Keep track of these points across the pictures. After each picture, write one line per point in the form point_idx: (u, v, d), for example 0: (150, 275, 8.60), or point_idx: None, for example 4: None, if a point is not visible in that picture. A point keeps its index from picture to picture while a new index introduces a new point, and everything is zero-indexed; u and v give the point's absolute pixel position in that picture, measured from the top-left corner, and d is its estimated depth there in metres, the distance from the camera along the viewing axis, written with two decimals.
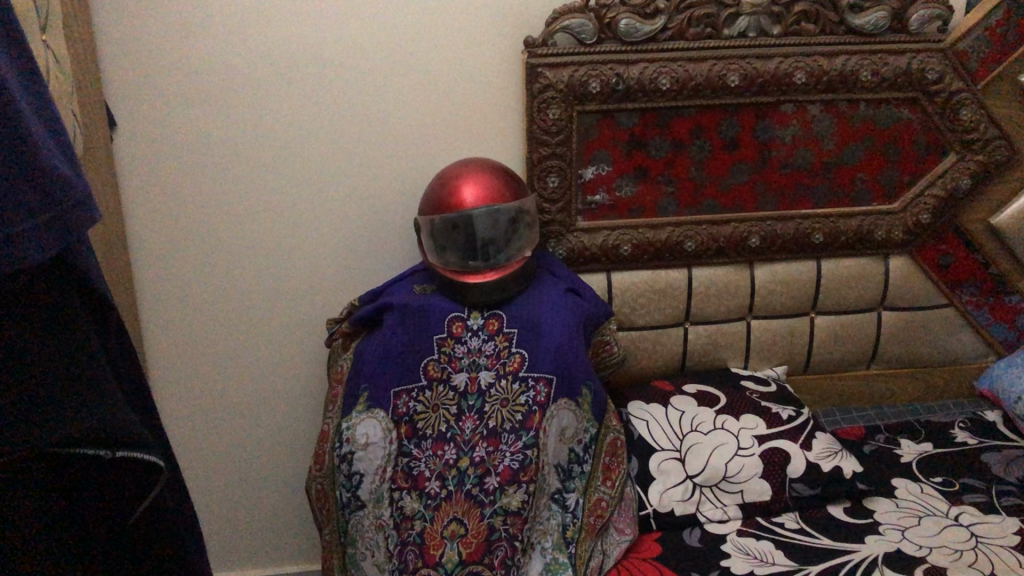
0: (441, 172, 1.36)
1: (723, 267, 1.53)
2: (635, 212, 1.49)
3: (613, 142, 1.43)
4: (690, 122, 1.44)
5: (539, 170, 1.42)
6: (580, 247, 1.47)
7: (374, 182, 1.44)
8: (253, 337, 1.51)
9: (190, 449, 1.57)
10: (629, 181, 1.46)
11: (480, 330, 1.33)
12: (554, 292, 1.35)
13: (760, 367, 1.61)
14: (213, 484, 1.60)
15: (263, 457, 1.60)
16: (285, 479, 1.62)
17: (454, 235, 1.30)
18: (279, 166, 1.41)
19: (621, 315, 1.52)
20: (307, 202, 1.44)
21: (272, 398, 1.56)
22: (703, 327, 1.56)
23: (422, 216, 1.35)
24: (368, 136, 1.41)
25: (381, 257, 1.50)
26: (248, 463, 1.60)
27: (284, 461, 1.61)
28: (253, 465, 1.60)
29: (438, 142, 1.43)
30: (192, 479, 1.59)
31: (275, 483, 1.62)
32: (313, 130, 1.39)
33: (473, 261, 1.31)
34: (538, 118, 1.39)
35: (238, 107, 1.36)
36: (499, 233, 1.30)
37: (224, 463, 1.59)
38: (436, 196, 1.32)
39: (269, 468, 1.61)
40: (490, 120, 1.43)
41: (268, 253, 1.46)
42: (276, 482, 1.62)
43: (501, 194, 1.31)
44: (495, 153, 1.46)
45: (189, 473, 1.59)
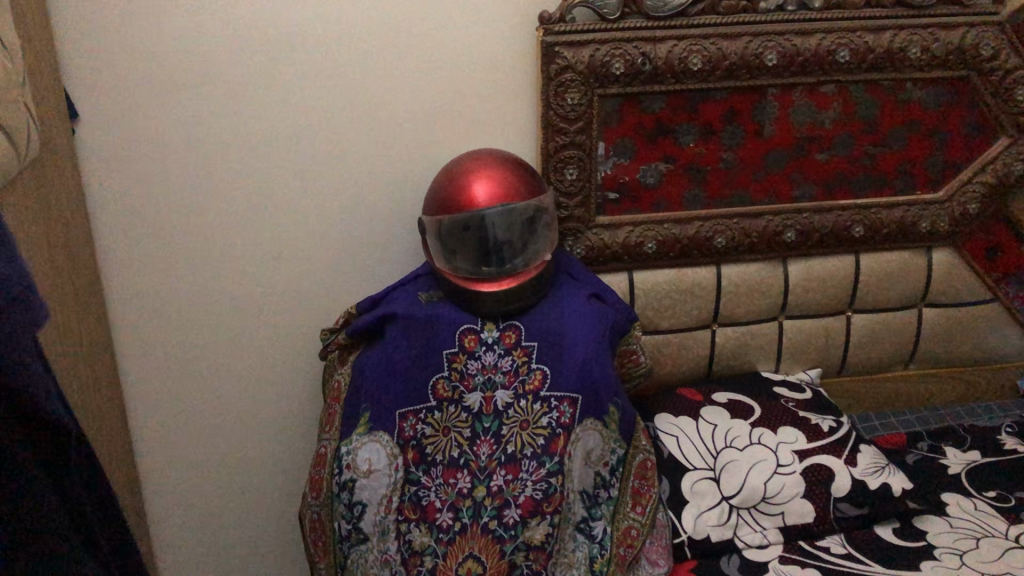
0: (448, 165, 1.22)
1: (754, 263, 1.40)
2: (660, 205, 1.35)
3: (638, 129, 1.29)
4: (722, 106, 1.30)
5: (556, 161, 1.28)
6: (600, 245, 1.33)
7: (371, 177, 1.29)
8: (238, 350, 1.36)
9: (169, 473, 1.42)
10: (654, 172, 1.33)
11: (495, 344, 1.19)
12: (576, 300, 1.21)
13: (792, 371, 1.48)
14: (194, 511, 1.46)
15: (250, 479, 1.45)
16: (274, 503, 1.47)
17: (465, 238, 1.16)
18: (265, 162, 1.25)
19: (644, 317, 1.39)
20: (297, 200, 1.29)
21: (259, 416, 1.41)
22: (732, 330, 1.43)
23: (428, 217, 1.21)
24: (364, 126, 1.25)
25: (378, 260, 1.35)
26: (233, 486, 1.45)
27: (274, 482, 1.46)
28: (238, 488, 1.45)
29: (442, 132, 1.28)
30: (172, 504, 1.44)
31: (263, 507, 1.47)
32: (304, 121, 1.24)
33: (487, 267, 1.16)
34: (554, 103, 1.25)
35: (220, 97, 1.21)
36: (515, 236, 1.16)
37: (206, 486, 1.44)
38: (444, 194, 1.18)
39: (255, 492, 1.46)
40: (500, 106, 1.28)
41: (253, 257, 1.31)
42: (265, 507, 1.47)
43: (516, 191, 1.17)
44: (506, 142, 1.31)
45: (168, 500, 1.44)
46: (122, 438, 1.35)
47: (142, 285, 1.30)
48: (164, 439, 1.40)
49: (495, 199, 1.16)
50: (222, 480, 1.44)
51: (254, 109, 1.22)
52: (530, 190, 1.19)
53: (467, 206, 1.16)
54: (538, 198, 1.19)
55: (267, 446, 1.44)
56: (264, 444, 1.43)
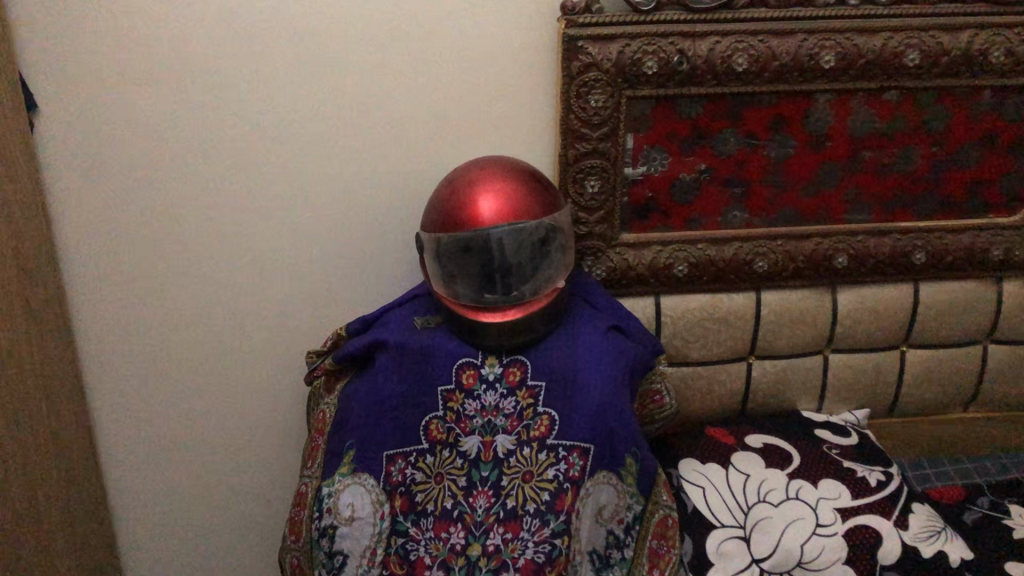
0: (451, 174, 1.07)
1: (798, 290, 1.24)
2: (694, 222, 1.19)
3: (671, 136, 1.13)
4: (769, 112, 1.14)
5: (576, 171, 1.12)
6: (623, 266, 1.17)
7: (367, 183, 1.14)
8: (217, 367, 1.24)
9: (142, 497, 1.30)
10: (689, 185, 1.16)
11: (498, 382, 1.04)
12: (593, 333, 1.06)
13: (837, 411, 1.32)
14: (171, 538, 1.34)
15: (231, 506, 1.33)
16: (256, 534, 1.35)
17: (466, 261, 1.01)
18: (252, 163, 1.12)
19: (671, 348, 1.23)
20: (285, 207, 1.15)
21: (242, 440, 1.29)
22: (770, 363, 1.27)
23: (426, 234, 1.06)
24: (361, 126, 1.11)
25: (375, 276, 1.20)
26: (213, 513, 1.33)
27: (257, 511, 1.33)
28: (218, 515, 1.33)
29: (448, 136, 1.13)
30: (146, 529, 1.33)
31: (246, 535, 1.35)
32: (293, 119, 1.10)
33: (490, 294, 1.01)
34: (576, 105, 1.09)
35: (199, 90, 1.08)
36: (524, 259, 1.01)
37: (182, 513, 1.32)
38: (444, 209, 1.04)
39: (237, 519, 1.34)
40: (515, 107, 1.12)
41: (236, 268, 1.18)
42: (246, 536, 1.35)
43: (526, 207, 1.02)
44: (522, 149, 1.15)
45: (142, 525, 1.32)
46: (89, 460, 1.23)
47: (113, 293, 1.18)
48: (138, 462, 1.28)
49: (503, 216, 1.01)
50: (201, 507, 1.32)
51: (238, 104, 1.09)
52: (544, 206, 1.04)
53: (470, 222, 1.01)
54: (553, 216, 1.04)
55: (250, 472, 1.31)
56: (248, 469, 1.31)
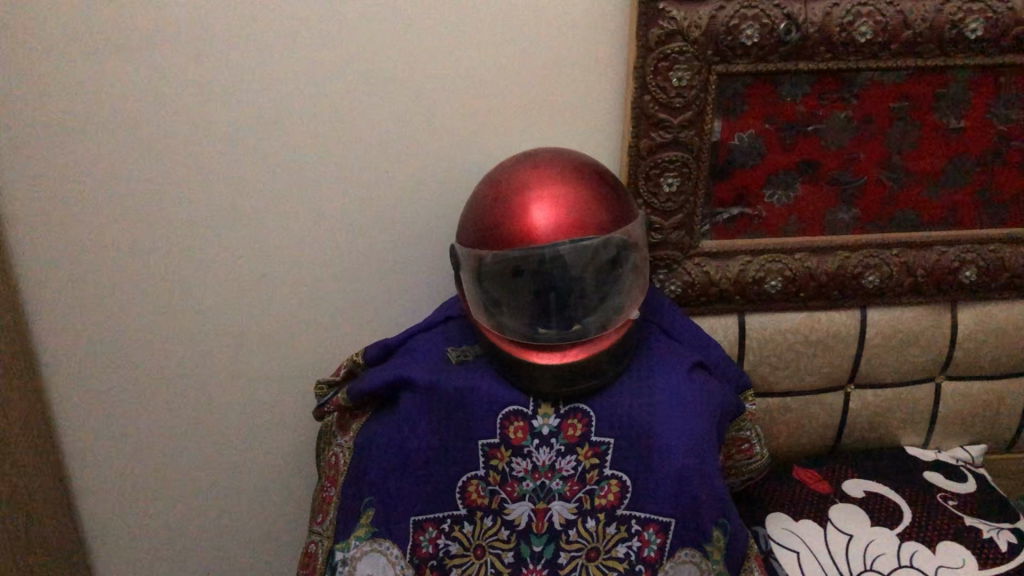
0: (495, 172, 0.86)
1: (913, 308, 1.02)
2: (791, 225, 0.97)
3: (770, 122, 0.90)
4: (894, 93, 0.91)
5: (650, 166, 0.90)
6: (703, 280, 0.96)
7: (391, 173, 0.94)
8: (213, 382, 1.06)
9: (128, 525, 1.13)
10: (787, 182, 0.94)
11: (554, 437, 0.82)
12: (676, 376, 0.84)
13: (946, 447, 1.11)
14: (165, 566, 1.17)
15: (234, 532, 1.16)
16: (259, 558, 1.19)
17: (515, 286, 0.80)
18: (251, 148, 0.92)
19: (757, 376, 1.02)
20: (291, 201, 0.95)
21: (242, 459, 1.11)
22: (873, 393, 1.06)
23: (465, 247, 0.85)
24: (384, 105, 0.90)
25: (398, 280, 1.01)
26: (213, 539, 1.16)
27: (264, 537, 1.17)
28: (216, 539, 1.16)
29: (490, 117, 0.92)
30: (135, 558, 1.16)
31: (251, 562, 1.19)
32: (301, 97, 0.90)
33: (545, 329, 0.80)
34: (655, 85, 0.86)
35: (187, 61, 0.87)
36: (588, 285, 0.79)
37: (177, 540, 1.16)
38: (488, 218, 0.82)
39: (240, 545, 1.17)
40: (575, 83, 0.91)
41: (232, 270, 0.99)
42: (248, 561, 1.19)
43: (591, 220, 0.80)
44: (582, 136, 0.94)
45: (131, 554, 1.16)
46: (58, 490, 1.05)
47: (87, 299, 0.99)
48: (122, 487, 1.11)
49: (561, 232, 0.80)
50: (197, 533, 1.15)
51: (233, 76, 0.88)
52: (612, 218, 0.82)
53: (521, 239, 0.80)
54: (623, 229, 0.82)
55: (255, 495, 1.14)
56: (253, 493, 1.14)
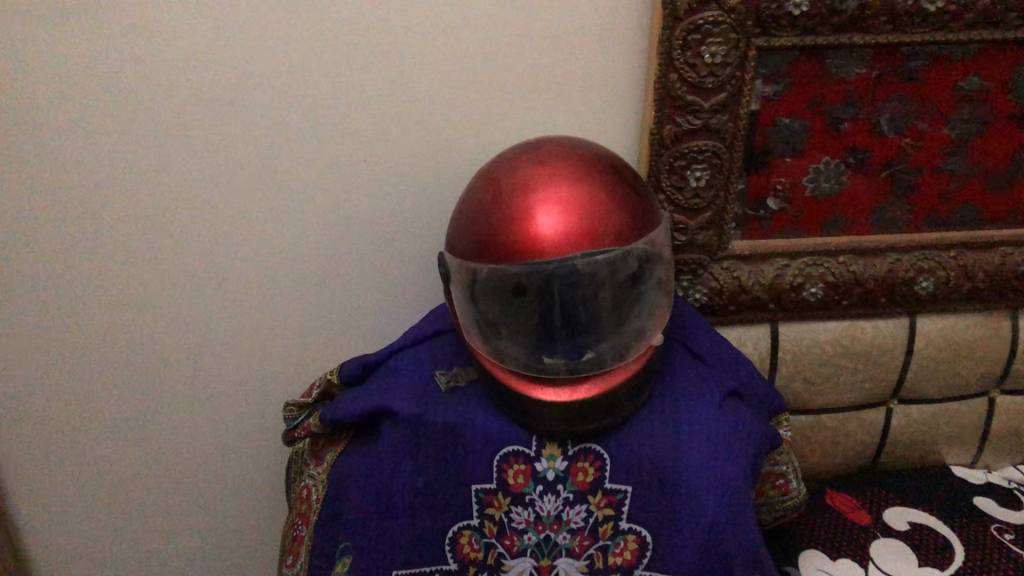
0: (492, 166, 0.72)
1: (969, 315, 0.89)
2: (834, 223, 0.83)
3: (815, 104, 0.77)
4: (962, 70, 0.77)
5: (674, 157, 0.76)
6: (733, 287, 0.83)
7: (367, 165, 0.80)
8: (166, 404, 0.92)
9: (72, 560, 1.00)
10: (832, 174, 0.81)
11: (561, 483, 0.70)
12: (705, 411, 0.72)
13: (996, 466, 0.99)
14: None
15: (195, 564, 1.03)
16: None
17: (516, 307, 0.67)
18: (201, 137, 0.77)
19: (789, 391, 0.90)
20: (250, 198, 0.81)
21: (203, 487, 0.98)
22: (918, 409, 0.94)
23: (456, 256, 0.71)
24: (358, 86, 0.76)
25: (377, 286, 0.87)
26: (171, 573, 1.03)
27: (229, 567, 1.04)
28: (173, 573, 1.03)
29: (483, 100, 0.78)
30: None
31: None
32: (258, 76, 0.75)
33: (551, 358, 0.67)
34: (683, 61, 0.72)
35: (117, 35, 0.72)
36: (603, 307, 0.66)
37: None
38: (483, 224, 0.69)
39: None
40: (585, 59, 0.76)
41: (183, 278, 0.85)
42: None
43: (607, 228, 0.67)
44: (593, 121, 0.80)
45: None
46: None
47: (13, 313, 0.84)
48: (64, 520, 0.97)
49: (572, 242, 0.66)
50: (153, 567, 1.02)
51: (175, 53, 0.74)
52: (632, 224, 0.68)
53: (523, 250, 0.66)
54: (644, 238, 0.69)
55: (218, 526, 1.01)
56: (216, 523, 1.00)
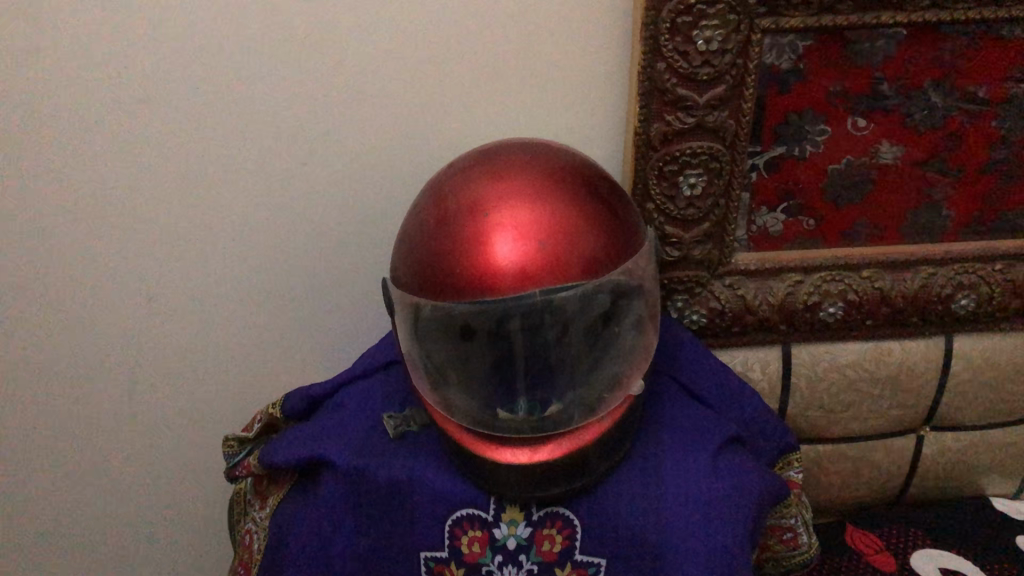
0: (443, 180, 0.60)
1: (1017, 334, 0.76)
2: (858, 232, 0.71)
3: (833, 95, 0.64)
4: (1016, 52, 0.64)
5: (663, 161, 0.64)
6: (737, 306, 0.71)
7: (308, 169, 0.69)
8: (101, 435, 0.82)
9: None
10: (855, 176, 0.68)
11: (522, 554, 0.59)
12: (697, 467, 0.60)
13: None
14: None
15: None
16: None
17: (465, 352, 0.56)
18: (113, 137, 0.68)
19: (804, 419, 0.78)
20: (177, 207, 0.71)
21: (149, 523, 0.88)
22: (953, 437, 0.82)
23: (399, 287, 0.60)
24: (290, 80, 0.65)
25: (330, 304, 0.77)
26: None
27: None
28: None
29: (437, 96, 0.66)
30: None
31: None
32: (174, 66, 0.65)
33: (507, 413, 0.56)
34: (672, 49, 0.59)
35: (4, 21, 0.63)
36: (569, 352, 0.55)
37: None
38: (428, 251, 0.57)
39: None
40: (555, 47, 0.64)
41: (109, 297, 0.75)
42: None
43: (574, 255, 0.55)
44: (573, 115, 0.68)
45: None
46: None
47: None
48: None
49: (531, 273, 0.54)
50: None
51: (75, 42, 0.64)
52: (606, 248, 0.56)
53: (473, 285, 0.55)
54: (622, 264, 0.57)
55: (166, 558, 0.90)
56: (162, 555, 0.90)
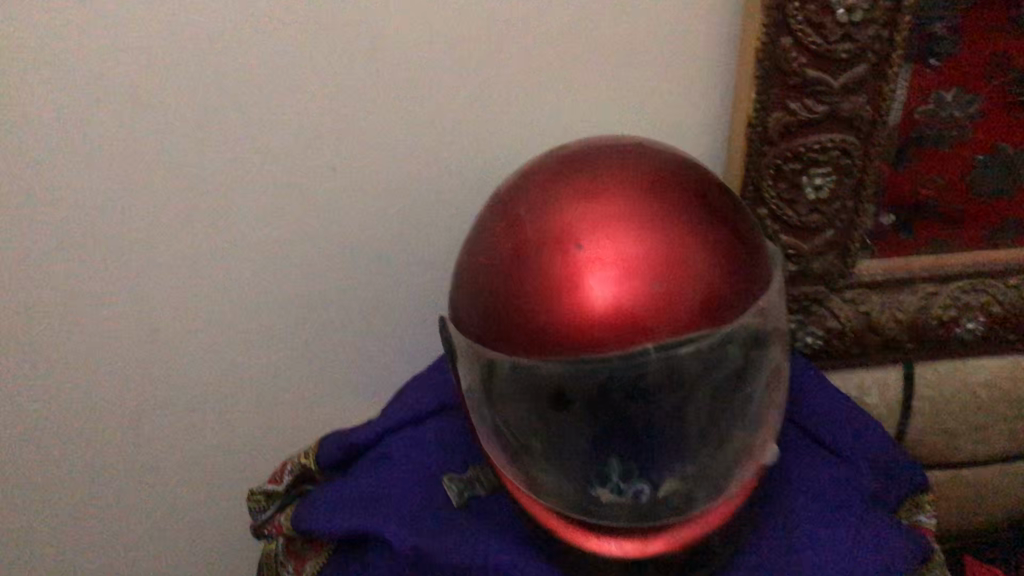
0: (513, 196, 0.48)
1: None
2: (1004, 232, 0.59)
3: (992, 70, 0.51)
4: None
5: (783, 157, 0.52)
6: (859, 324, 0.59)
7: (333, 182, 0.56)
8: (75, 533, 0.66)
9: None
10: (1007, 166, 0.56)
11: None
12: (837, 539, 0.49)
13: None
14: None
15: None
16: None
17: (556, 422, 0.44)
18: (80, 161, 0.52)
19: (926, 448, 0.66)
20: (169, 246, 0.56)
21: None
22: None
23: (464, 331, 0.48)
24: (311, 70, 0.51)
25: (363, 354, 0.63)
26: None
27: None
28: None
29: (492, 84, 0.53)
30: None
31: None
32: (154, 64, 0.50)
33: (611, 496, 0.44)
34: (803, 20, 0.47)
35: None
36: (689, 420, 0.43)
37: None
38: (503, 291, 0.45)
39: None
40: (642, 14, 0.51)
41: (79, 360, 0.59)
42: None
43: (692, 299, 0.43)
44: (663, 105, 0.55)
45: None
46: None
47: None
48: None
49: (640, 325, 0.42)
50: None
51: (14, 35, 0.48)
52: (731, 286, 0.44)
53: (564, 341, 0.43)
54: (750, 305, 0.45)
55: None
56: None
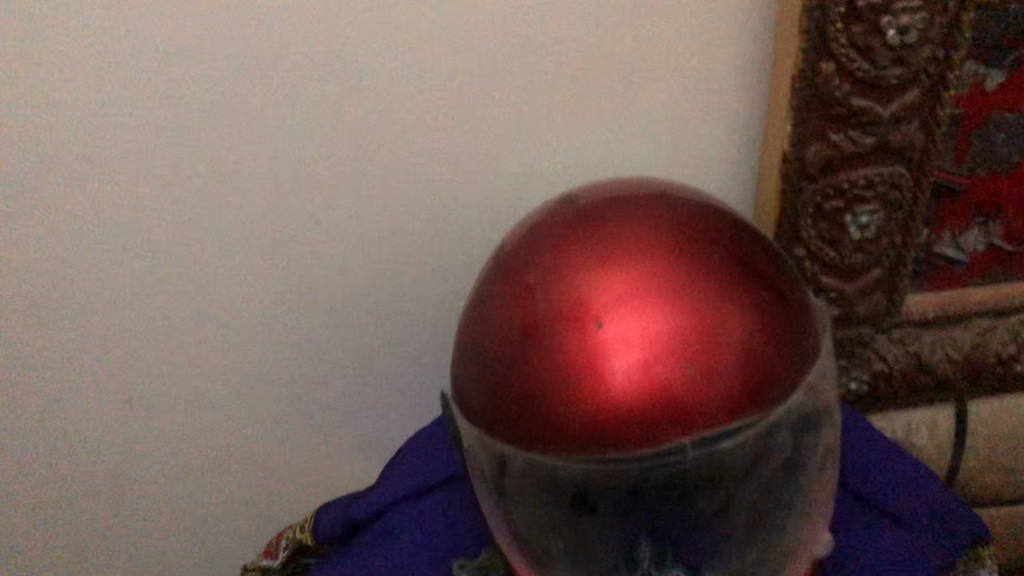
0: (517, 260, 0.41)
1: None
2: None
3: None
4: None
5: (823, 194, 0.45)
6: (908, 366, 0.53)
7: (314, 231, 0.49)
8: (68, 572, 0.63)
9: None
10: None
11: None
12: None
13: None
14: None
15: None
16: None
17: (579, 526, 0.38)
18: (40, 213, 0.47)
19: (986, 491, 0.60)
20: (149, 299, 0.51)
21: None
22: None
23: (469, 413, 0.42)
24: (282, 109, 0.45)
25: (357, 403, 0.58)
26: None
27: None
28: None
29: (494, 120, 0.47)
30: None
31: None
32: (97, 99, 0.43)
33: None
34: (847, 43, 0.40)
35: None
36: (731, 521, 0.38)
37: None
38: (515, 377, 0.39)
39: None
40: (661, 35, 0.44)
41: (60, 412, 0.55)
42: None
43: (734, 383, 0.37)
44: (687, 137, 0.48)
45: None
46: None
47: None
48: None
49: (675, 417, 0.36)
50: None
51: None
52: (777, 363, 0.38)
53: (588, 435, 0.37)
54: (799, 381, 0.39)
55: None
56: None
